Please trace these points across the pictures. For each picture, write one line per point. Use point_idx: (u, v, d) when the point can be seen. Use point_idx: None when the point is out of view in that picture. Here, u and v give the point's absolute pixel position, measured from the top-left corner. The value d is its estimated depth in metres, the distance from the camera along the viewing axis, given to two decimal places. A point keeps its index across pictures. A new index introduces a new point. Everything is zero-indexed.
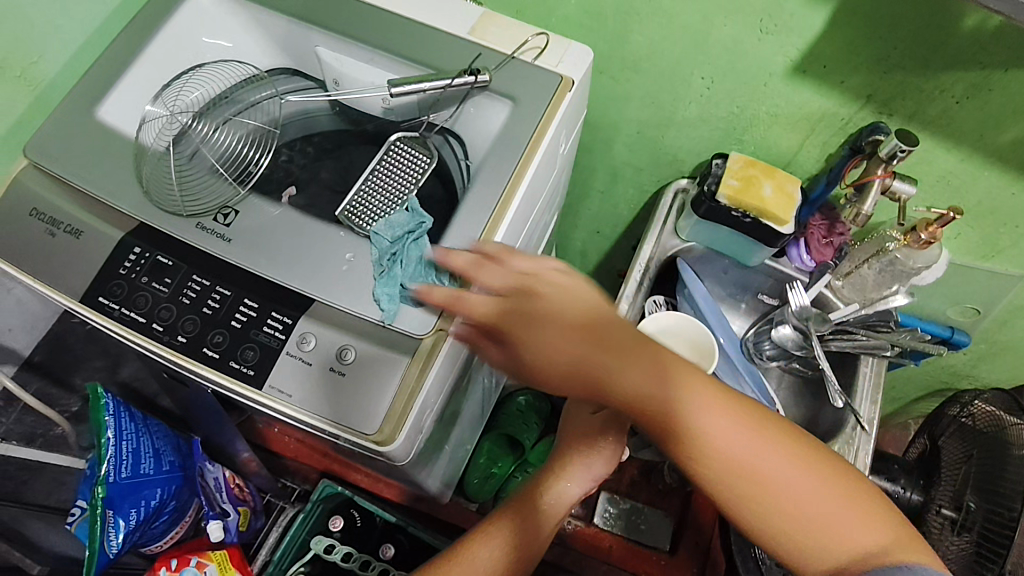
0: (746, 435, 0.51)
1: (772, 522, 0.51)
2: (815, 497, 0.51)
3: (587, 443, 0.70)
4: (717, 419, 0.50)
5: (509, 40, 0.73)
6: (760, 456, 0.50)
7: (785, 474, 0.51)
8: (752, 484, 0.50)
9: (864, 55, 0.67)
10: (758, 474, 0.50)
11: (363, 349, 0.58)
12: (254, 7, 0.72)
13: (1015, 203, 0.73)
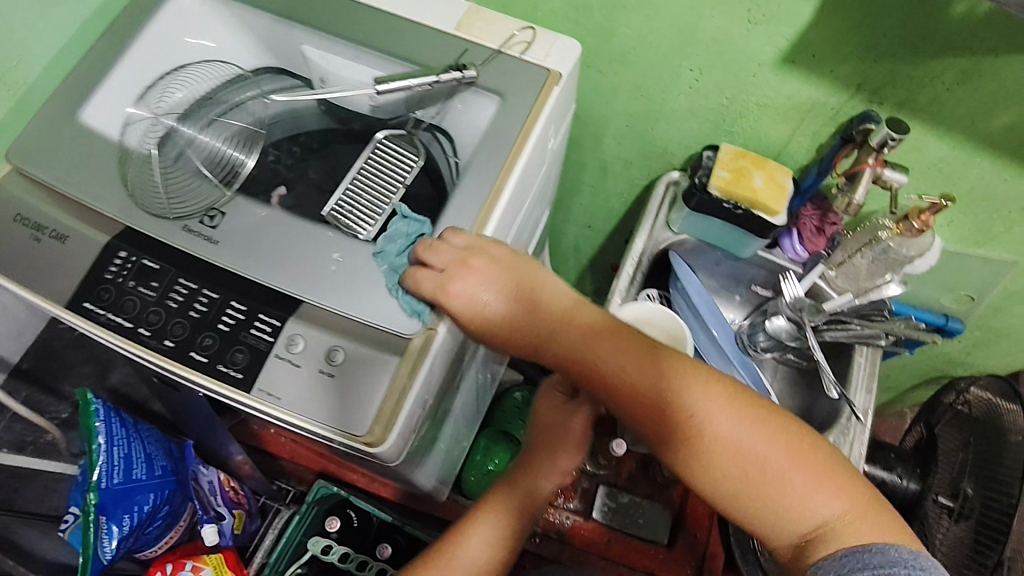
0: (697, 400, 0.53)
1: (736, 490, 0.52)
2: (768, 458, 0.51)
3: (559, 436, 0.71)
4: (682, 385, 0.53)
5: (495, 34, 0.72)
6: (721, 423, 0.52)
7: (747, 440, 0.52)
8: (703, 447, 0.52)
9: (854, 43, 0.66)
10: (709, 438, 0.52)
11: (353, 349, 0.58)
12: (237, 6, 0.72)
13: (1007, 189, 0.73)
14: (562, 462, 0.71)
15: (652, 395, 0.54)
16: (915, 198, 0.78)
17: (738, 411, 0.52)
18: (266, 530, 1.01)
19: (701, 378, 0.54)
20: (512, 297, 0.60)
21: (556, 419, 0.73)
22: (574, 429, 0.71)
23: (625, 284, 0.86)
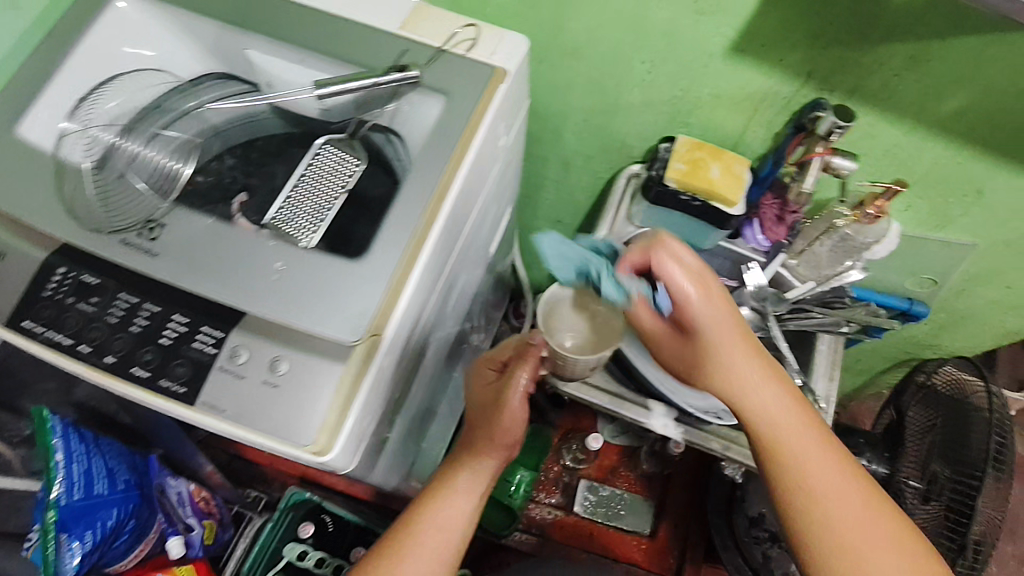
0: (822, 452, 0.60)
1: (802, 500, 0.59)
2: (863, 522, 0.58)
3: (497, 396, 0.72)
4: (787, 412, 0.61)
5: (440, 33, 0.71)
6: (807, 460, 0.59)
7: (827, 482, 0.59)
8: (806, 489, 0.59)
9: (800, 32, 0.65)
10: (816, 482, 0.59)
11: (295, 358, 0.57)
12: (179, 13, 0.71)
13: (962, 172, 0.72)
14: (506, 435, 0.71)
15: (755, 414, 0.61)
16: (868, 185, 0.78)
17: (831, 456, 0.60)
18: (239, 540, 1.00)
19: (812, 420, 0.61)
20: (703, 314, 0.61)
21: (496, 392, 0.72)
22: (510, 403, 0.69)
23: None
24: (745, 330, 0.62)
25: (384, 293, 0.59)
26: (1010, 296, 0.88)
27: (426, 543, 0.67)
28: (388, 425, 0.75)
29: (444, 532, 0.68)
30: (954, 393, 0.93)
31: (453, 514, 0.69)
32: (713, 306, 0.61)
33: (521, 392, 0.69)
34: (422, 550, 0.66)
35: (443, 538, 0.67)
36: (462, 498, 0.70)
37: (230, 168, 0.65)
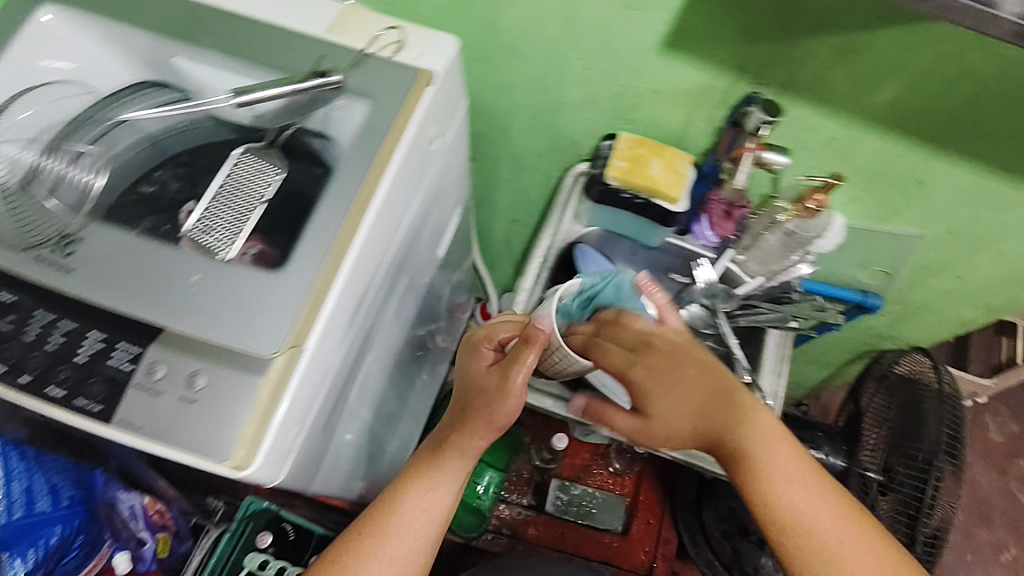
0: (797, 473, 0.66)
1: (797, 538, 0.64)
2: (836, 526, 0.64)
3: (496, 376, 0.65)
4: (767, 446, 0.66)
5: (366, 35, 0.69)
6: (794, 498, 0.65)
7: (815, 510, 0.65)
8: (789, 507, 0.64)
9: (729, 25, 0.64)
10: (795, 498, 0.65)
11: (213, 373, 0.57)
12: (105, 23, 0.68)
13: (902, 163, 0.71)
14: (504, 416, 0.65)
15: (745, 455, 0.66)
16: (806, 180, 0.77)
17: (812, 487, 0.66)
18: (196, 552, 0.98)
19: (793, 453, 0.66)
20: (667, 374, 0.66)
21: (491, 376, 0.65)
22: (512, 387, 0.63)
23: (534, 281, 0.84)
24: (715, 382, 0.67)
25: (303, 302, 0.58)
26: (962, 286, 0.87)
27: (403, 529, 0.65)
28: (327, 433, 0.74)
29: (422, 516, 0.66)
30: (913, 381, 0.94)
31: (431, 498, 0.67)
32: (667, 358, 0.66)
33: (528, 373, 0.63)
34: (400, 537, 0.65)
35: (423, 523, 0.66)
36: (442, 481, 0.67)
37: (159, 174, 0.63)
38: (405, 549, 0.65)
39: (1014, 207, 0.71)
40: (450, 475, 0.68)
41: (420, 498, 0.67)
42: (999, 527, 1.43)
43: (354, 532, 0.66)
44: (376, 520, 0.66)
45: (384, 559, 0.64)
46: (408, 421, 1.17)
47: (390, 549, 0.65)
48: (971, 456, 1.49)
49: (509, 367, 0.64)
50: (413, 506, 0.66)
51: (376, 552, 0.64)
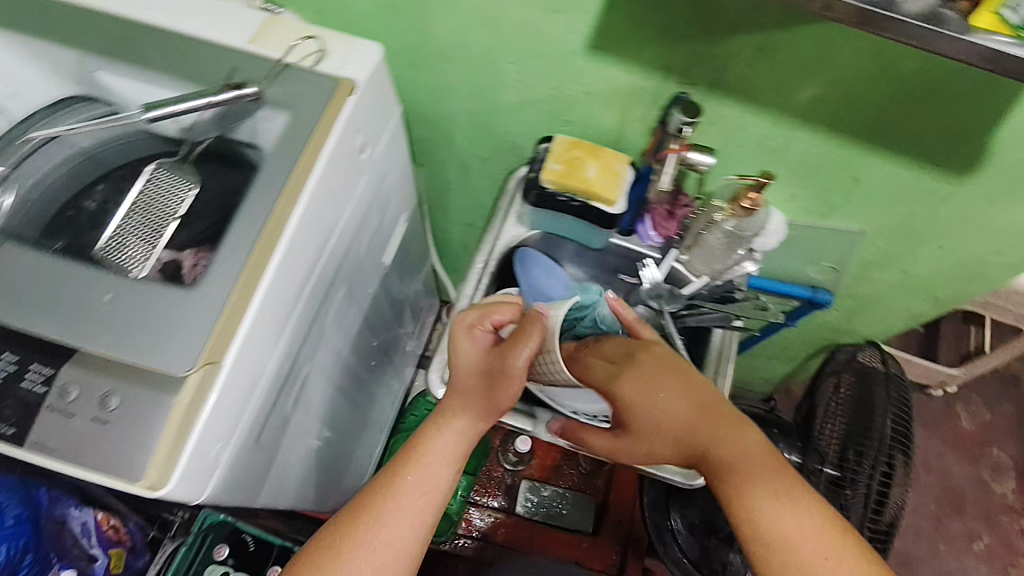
0: (790, 497, 0.59)
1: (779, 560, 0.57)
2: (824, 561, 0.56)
3: (499, 356, 0.64)
4: (760, 460, 0.61)
5: (286, 44, 0.68)
6: (781, 517, 0.58)
7: (804, 533, 0.57)
8: (769, 529, 0.58)
9: (649, 27, 0.63)
10: (780, 521, 0.58)
11: (127, 392, 0.56)
12: (28, 42, 0.66)
13: (835, 159, 0.71)
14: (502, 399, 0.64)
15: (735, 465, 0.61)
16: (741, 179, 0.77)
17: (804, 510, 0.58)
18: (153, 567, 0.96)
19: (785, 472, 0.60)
20: (648, 380, 0.65)
21: (494, 358, 0.64)
22: (517, 364, 0.62)
23: (476, 286, 0.83)
24: (699, 389, 0.65)
25: (218, 318, 0.57)
26: (908, 280, 0.87)
27: (394, 519, 0.60)
28: (266, 445, 0.74)
29: (415, 503, 0.61)
30: (867, 380, 0.96)
31: (426, 484, 0.62)
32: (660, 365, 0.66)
33: (531, 353, 0.62)
34: (390, 527, 0.60)
35: (415, 512, 0.61)
36: (437, 467, 0.63)
37: (91, 193, 0.67)
38: (396, 539, 0.60)
39: (948, 201, 0.70)
40: (446, 460, 0.64)
41: (412, 485, 0.62)
42: (971, 515, 1.43)
43: (337, 523, 0.61)
44: (364, 508, 0.61)
45: (371, 550, 0.59)
46: (371, 427, 1.17)
47: (378, 541, 0.59)
48: (942, 445, 1.50)
49: (511, 347, 0.63)
50: (406, 494, 0.61)
51: (363, 542, 0.59)
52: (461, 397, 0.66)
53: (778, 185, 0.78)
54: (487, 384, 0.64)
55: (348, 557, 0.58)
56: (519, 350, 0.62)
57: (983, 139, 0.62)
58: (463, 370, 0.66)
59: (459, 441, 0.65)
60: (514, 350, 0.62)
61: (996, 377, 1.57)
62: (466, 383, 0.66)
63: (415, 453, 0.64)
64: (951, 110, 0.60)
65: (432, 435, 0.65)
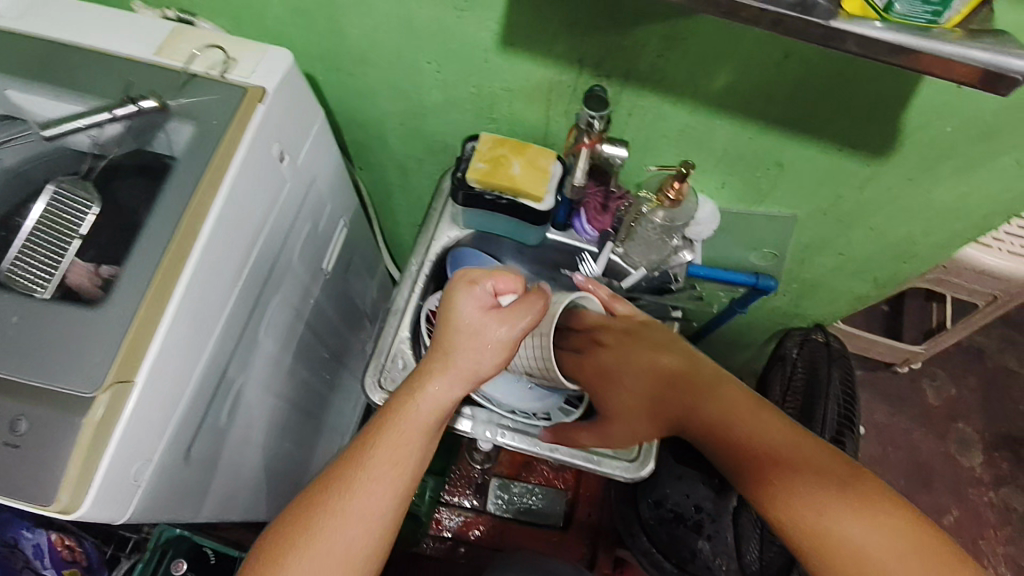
0: (803, 456, 0.59)
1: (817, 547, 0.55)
2: (862, 526, 0.54)
3: (490, 327, 0.58)
4: (757, 423, 0.63)
5: (194, 54, 0.68)
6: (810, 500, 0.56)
7: (829, 502, 0.55)
8: (792, 494, 0.57)
9: (557, 21, 0.62)
10: (800, 484, 0.57)
11: (35, 415, 0.55)
12: None
13: (757, 146, 0.70)
14: (485, 366, 0.59)
15: (752, 446, 0.62)
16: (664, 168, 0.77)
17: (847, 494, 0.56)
18: None
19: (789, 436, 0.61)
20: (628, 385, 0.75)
21: (488, 323, 0.58)
22: (506, 338, 0.57)
23: (411, 288, 0.82)
24: (674, 363, 0.73)
25: (130, 331, 0.56)
26: (847, 262, 0.87)
27: (367, 495, 0.56)
28: (205, 459, 0.74)
29: (389, 476, 0.57)
30: (816, 361, 0.95)
31: (397, 457, 0.57)
32: (641, 345, 0.75)
33: (523, 331, 0.57)
34: (365, 503, 0.56)
35: (391, 483, 0.57)
36: (411, 439, 0.58)
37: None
38: (371, 515, 0.56)
39: (871, 183, 0.70)
40: (418, 433, 0.59)
41: (385, 458, 0.57)
42: (940, 489, 1.45)
43: (303, 503, 0.56)
44: (334, 486, 0.56)
45: (347, 526, 0.55)
46: (331, 432, 1.16)
47: (350, 519, 0.55)
48: (909, 421, 1.51)
49: (508, 319, 0.57)
50: (378, 467, 0.57)
51: (336, 521, 0.55)
52: (445, 363, 0.59)
53: (707, 173, 0.77)
54: (479, 351, 0.58)
55: (317, 539, 0.54)
56: (512, 322, 0.57)
57: (896, 120, 0.62)
58: (454, 330, 0.58)
59: (434, 412, 0.59)
60: (508, 314, 0.57)
61: (960, 352, 1.58)
62: (450, 349, 0.59)
63: (386, 426, 0.58)
64: (861, 92, 0.60)
65: (410, 401, 0.59)
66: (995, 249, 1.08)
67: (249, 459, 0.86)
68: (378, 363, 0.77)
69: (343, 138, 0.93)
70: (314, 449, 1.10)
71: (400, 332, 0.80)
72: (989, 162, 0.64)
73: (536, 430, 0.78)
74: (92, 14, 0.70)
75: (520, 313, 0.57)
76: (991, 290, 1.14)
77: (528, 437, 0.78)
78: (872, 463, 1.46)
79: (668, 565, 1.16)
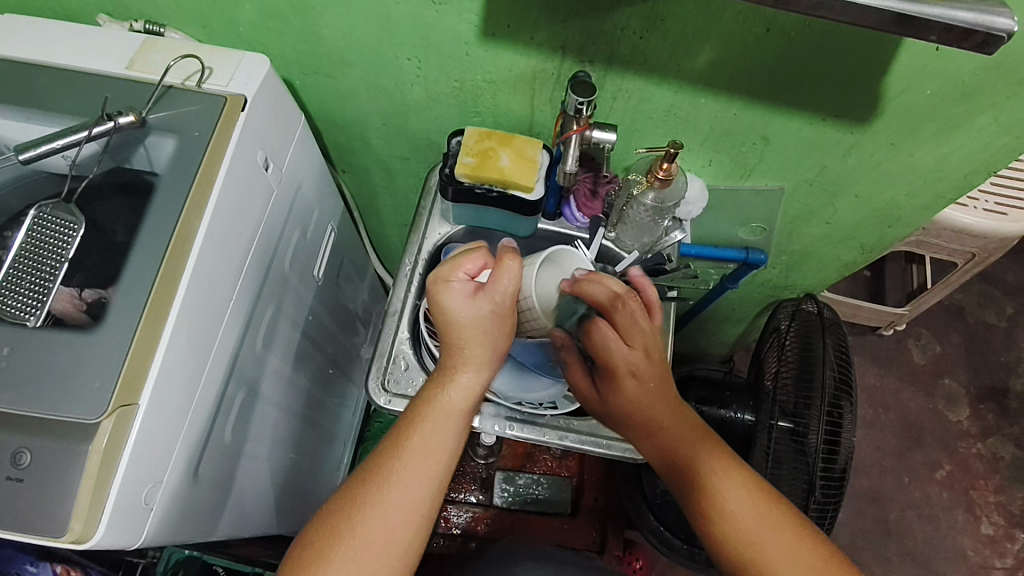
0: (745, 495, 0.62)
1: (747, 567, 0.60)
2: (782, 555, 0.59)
3: (479, 304, 0.59)
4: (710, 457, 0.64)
5: (167, 66, 0.67)
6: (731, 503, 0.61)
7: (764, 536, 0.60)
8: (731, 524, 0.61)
9: (537, 8, 0.61)
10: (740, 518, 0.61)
11: (39, 448, 0.53)
12: None
13: (742, 122, 0.71)
14: (499, 347, 0.62)
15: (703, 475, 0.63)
16: (649, 151, 0.77)
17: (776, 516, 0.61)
18: None
19: (735, 472, 0.63)
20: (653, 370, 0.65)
21: (483, 314, 0.59)
22: (501, 300, 0.59)
23: (407, 288, 0.82)
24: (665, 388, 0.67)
25: (129, 353, 0.55)
26: (834, 230, 0.88)
27: (416, 479, 0.58)
28: (215, 476, 0.73)
29: (431, 465, 0.59)
30: (810, 330, 0.96)
31: (436, 446, 0.59)
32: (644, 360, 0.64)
33: (513, 284, 0.59)
34: (415, 486, 0.57)
35: (431, 473, 0.59)
36: (451, 421, 0.61)
37: None
38: (413, 502, 0.57)
39: (854, 150, 0.71)
40: (454, 419, 0.61)
41: (426, 445, 0.59)
42: (931, 445, 1.49)
43: (344, 501, 0.57)
44: (373, 479, 0.57)
45: (391, 515, 0.56)
46: (334, 440, 1.16)
47: (393, 506, 0.56)
48: (898, 381, 1.54)
49: (495, 284, 0.59)
50: (417, 456, 0.58)
51: (380, 509, 0.56)
52: (451, 344, 0.61)
53: (694, 152, 0.78)
54: (478, 329, 0.60)
55: (362, 528, 0.55)
56: (490, 287, 0.59)
57: (878, 86, 0.62)
58: (447, 329, 0.60)
59: (467, 396, 0.62)
60: (492, 294, 0.59)
61: (941, 311, 1.62)
62: (451, 336, 0.60)
63: (425, 413, 0.60)
64: (842, 61, 0.60)
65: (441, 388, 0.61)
66: (972, 208, 1.11)
67: (257, 473, 0.85)
68: (380, 365, 0.77)
69: (325, 142, 0.92)
70: (319, 459, 1.09)
71: (399, 333, 0.79)
72: (967, 122, 0.65)
73: (544, 420, 0.78)
74: (58, 32, 0.68)
75: (499, 274, 0.58)
76: (970, 248, 1.17)
77: (537, 428, 0.77)
78: (865, 425, 1.50)
79: (678, 541, 1.17)
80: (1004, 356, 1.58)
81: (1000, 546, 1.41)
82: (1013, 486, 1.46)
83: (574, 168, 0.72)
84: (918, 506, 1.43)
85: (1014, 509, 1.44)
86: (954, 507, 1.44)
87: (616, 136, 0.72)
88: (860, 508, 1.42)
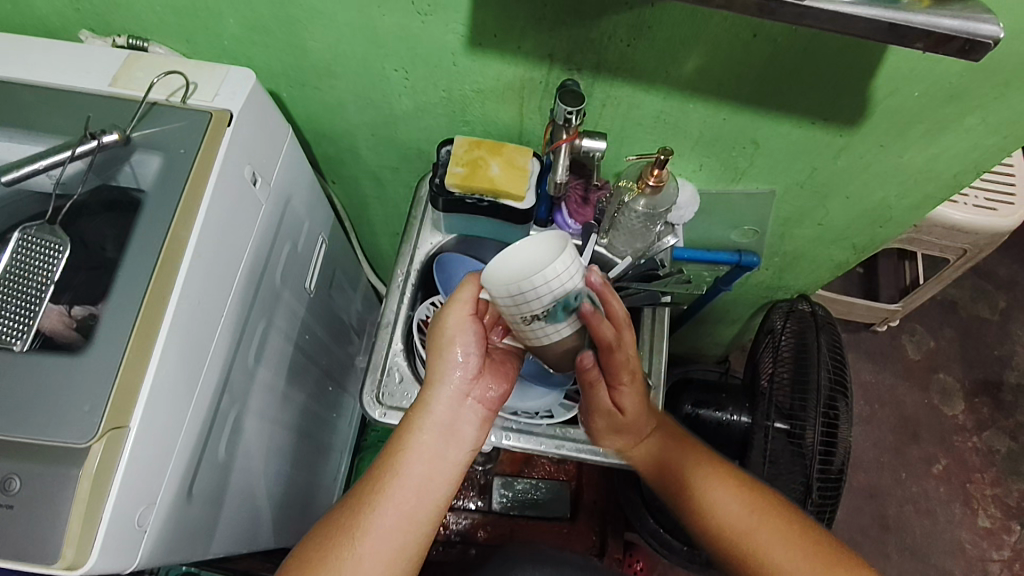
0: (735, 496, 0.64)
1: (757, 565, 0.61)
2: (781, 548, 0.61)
3: (439, 326, 0.60)
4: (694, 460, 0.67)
5: (151, 83, 0.66)
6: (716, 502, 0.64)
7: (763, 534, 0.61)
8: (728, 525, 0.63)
9: (522, 19, 0.61)
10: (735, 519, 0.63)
11: (27, 473, 0.52)
12: None
13: (731, 127, 0.71)
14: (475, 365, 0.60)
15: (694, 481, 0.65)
16: (640, 158, 0.77)
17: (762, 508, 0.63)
18: None
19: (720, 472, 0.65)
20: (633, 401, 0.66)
21: (441, 362, 0.59)
22: (457, 320, 0.59)
23: (400, 300, 0.81)
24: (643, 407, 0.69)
25: (118, 374, 0.54)
26: (826, 232, 0.88)
27: (396, 509, 0.57)
28: (210, 494, 0.72)
29: (404, 493, 0.57)
30: (805, 329, 0.96)
31: (412, 475, 0.57)
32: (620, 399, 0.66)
33: (470, 304, 0.59)
34: (395, 516, 0.57)
35: (404, 500, 0.57)
36: (436, 447, 0.58)
37: None
38: (393, 531, 0.56)
39: (844, 152, 0.71)
40: (433, 446, 0.58)
41: (397, 472, 0.57)
42: (928, 440, 1.49)
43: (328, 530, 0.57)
44: (353, 509, 0.57)
45: (362, 546, 0.55)
46: (331, 450, 1.15)
47: (362, 536, 0.56)
48: (893, 377, 1.55)
49: (451, 303, 0.60)
50: (394, 487, 0.57)
51: (351, 540, 0.56)
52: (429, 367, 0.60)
53: (685, 157, 0.78)
54: (443, 349, 0.59)
55: (333, 559, 0.55)
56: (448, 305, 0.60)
57: (866, 90, 0.62)
58: (421, 385, 0.60)
59: (449, 421, 0.59)
60: (448, 347, 0.59)
61: (934, 306, 1.63)
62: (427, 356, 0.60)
63: (402, 441, 0.58)
64: (829, 65, 0.60)
65: (421, 417, 0.59)
66: (962, 204, 1.12)
67: (253, 487, 0.84)
68: (375, 378, 0.76)
69: (314, 153, 0.91)
70: (317, 471, 1.09)
71: (393, 345, 0.79)
72: (956, 123, 0.66)
73: (540, 429, 0.78)
74: (40, 49, 0.67)
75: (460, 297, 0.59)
76: (961, 244, 1.17)
77: (534, 437, 0.77)
78: (862, 421, 1.50)
79: (678, 543, 1.16)
80: (998, 349, 1.59)
81: (998, 538, 1.41)
82: (1009, 479, 1.47)
83: (564, 177, 0.72)
84: (916, 501, 1.43)
85: (1010, 501, 1.45)
86: (952, 501, 1.44)
87: (605, 143, 0.71)
88: (859, 504, 1.42)
